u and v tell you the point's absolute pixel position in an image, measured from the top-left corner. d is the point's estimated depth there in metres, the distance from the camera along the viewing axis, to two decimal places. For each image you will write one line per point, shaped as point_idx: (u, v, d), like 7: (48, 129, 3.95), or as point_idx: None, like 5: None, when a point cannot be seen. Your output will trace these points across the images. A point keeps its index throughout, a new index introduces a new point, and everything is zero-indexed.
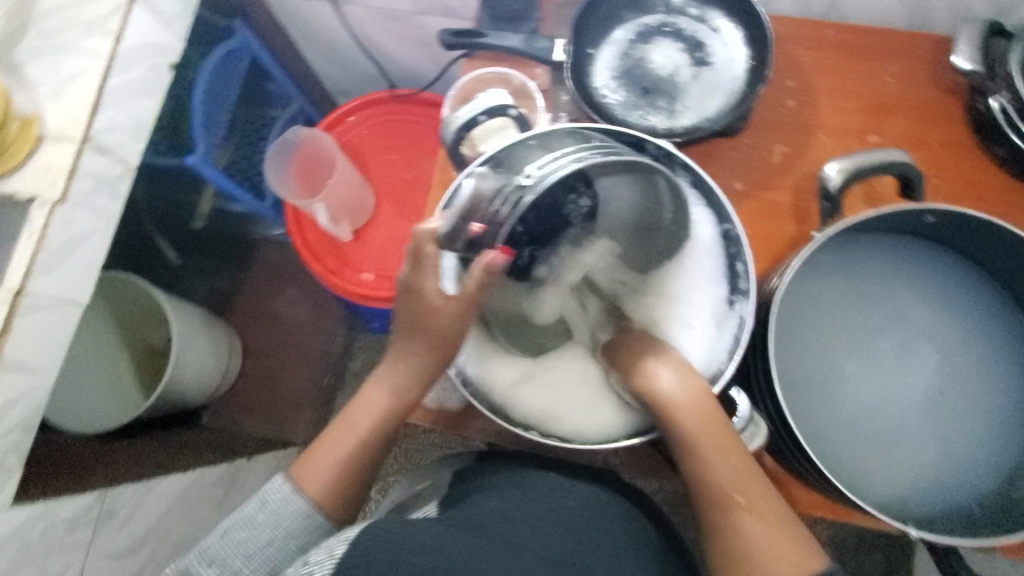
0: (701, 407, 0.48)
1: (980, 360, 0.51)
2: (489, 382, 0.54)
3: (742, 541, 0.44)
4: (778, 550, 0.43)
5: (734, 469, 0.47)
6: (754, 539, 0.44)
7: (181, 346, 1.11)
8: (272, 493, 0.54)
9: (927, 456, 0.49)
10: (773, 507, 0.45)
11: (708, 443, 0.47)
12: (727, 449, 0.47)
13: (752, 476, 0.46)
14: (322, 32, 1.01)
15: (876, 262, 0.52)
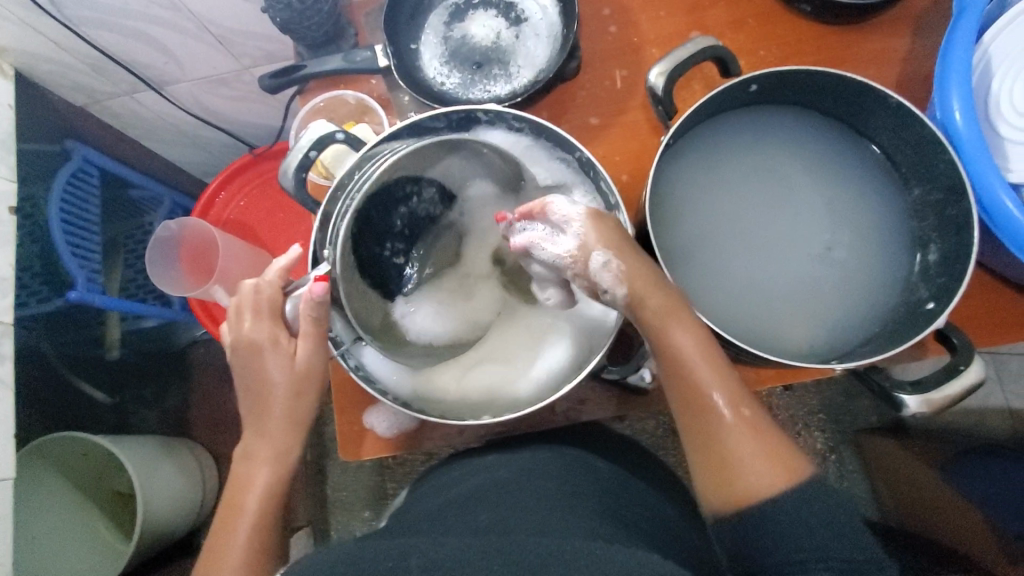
0: (678, 314, 0.44)
1: (844, 195, 0.55)
2: (436, 388, 0.54)
3: (725, 448, 0.43)
4: (752, 462, 0.42)
5: (716, 378, 0.44)
6: (731, 453, 0.43)
7: (147, 481, 1.06)
8: None
9: (833, 294, 0.53)
10: (752, 414, 0.44)
11: (691, 355, 0.44)
12: (709, 359, 0.44)
13: (731, 383, 0.44)
14: (161, 122, 0.98)
15: (727, 143, 0.55)
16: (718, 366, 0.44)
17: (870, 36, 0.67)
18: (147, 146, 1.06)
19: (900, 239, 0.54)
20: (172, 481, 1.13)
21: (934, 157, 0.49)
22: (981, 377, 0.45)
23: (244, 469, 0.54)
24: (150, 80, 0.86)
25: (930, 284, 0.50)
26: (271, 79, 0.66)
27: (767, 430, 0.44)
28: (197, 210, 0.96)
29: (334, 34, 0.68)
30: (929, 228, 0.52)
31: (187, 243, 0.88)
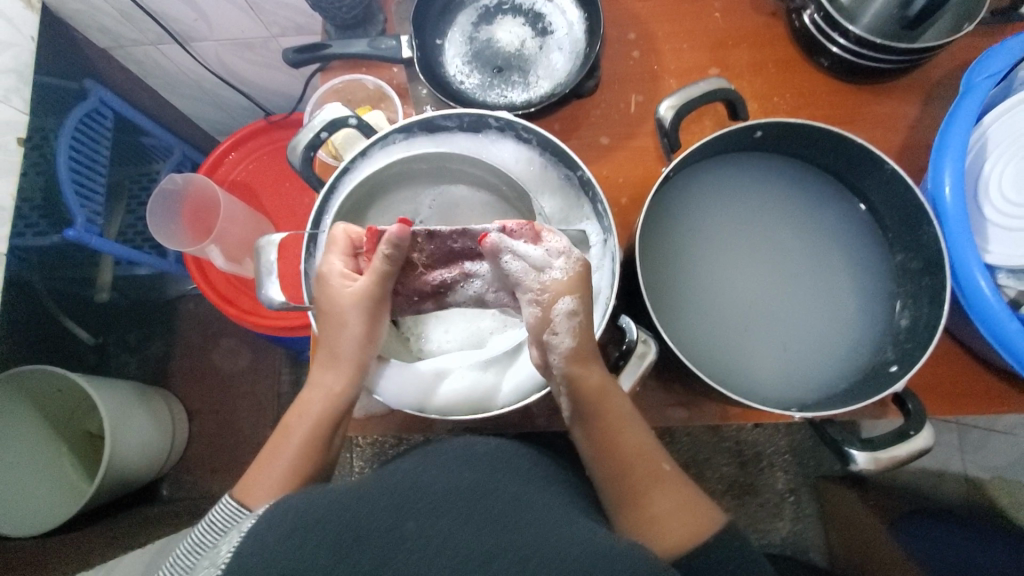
0: (598, 372, 0.47)
1: (831, 249, 0.57)
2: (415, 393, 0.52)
3: (654, 509, 0.45)
4: (680, 517, 0.44)
5: (633, 437, 0.48)
6: (658, 508, 0.45)
7: (119, 424, 1.08)
8: (218, 516, 0.45)
9: (801, 341, 0.55)
10: (670, 473, 0.47)
11: (606, 412, 0.48)
12: (625, 419, 0.48)
13: (648, 444, 0.48)
14: (182, 76, 0.98)
15: (726, 181, 0.56)
16: (640, 432, 0.49)
17: (883, 98, 0.68)
18: (165, 97, 1.07)
19: (878, 301, 0.55)
20: (141, 429, 1.14)
21: (919, 226, 0.51)
22: (929, 444, 0.46)
23: (313, 388, 0.50)
24: (177, 34, 0.86)
25: (897, 347, 0.52)
26: (294, 54, 0.66)
27: (684, 487, 0.47)
28: (205, 167, 0.97)
29: (362, 17, 0.69)
30: (906, 293, 0.54)
31: (194, 201, 0.90)
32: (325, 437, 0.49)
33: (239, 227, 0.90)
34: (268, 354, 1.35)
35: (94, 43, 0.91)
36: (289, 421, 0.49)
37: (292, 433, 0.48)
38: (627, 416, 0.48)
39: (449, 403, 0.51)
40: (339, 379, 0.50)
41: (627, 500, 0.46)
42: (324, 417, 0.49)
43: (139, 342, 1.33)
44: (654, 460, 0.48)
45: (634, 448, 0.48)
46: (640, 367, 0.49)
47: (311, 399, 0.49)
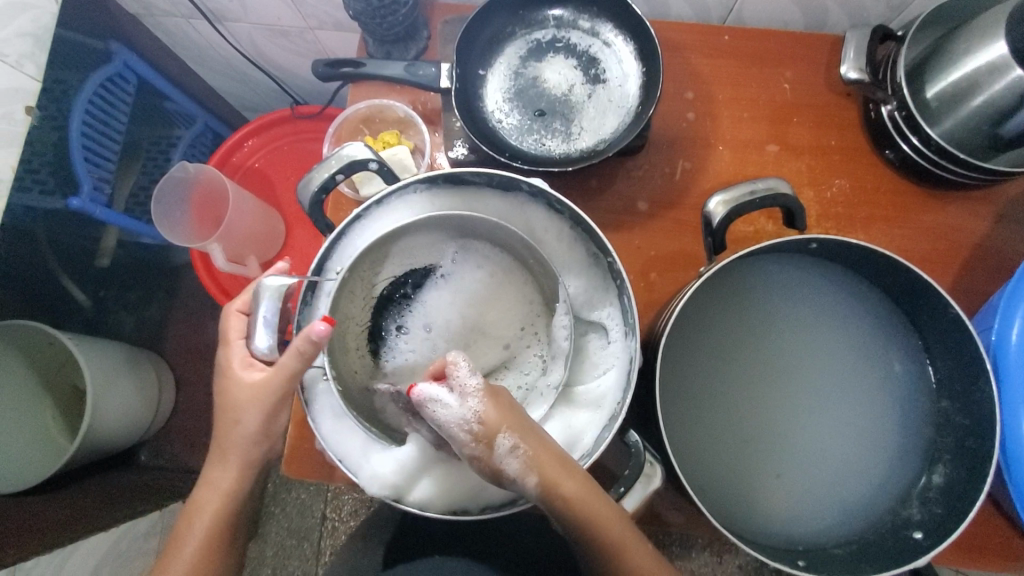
0: (588, 489, 0.41)
1: (868, 379, 0.52)
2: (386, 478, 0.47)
3: None
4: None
5: (640, 551, 0.43)
6: None
7: (103, 392, 1.05)
8: None
9: (819, 476, 0.50)
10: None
11: (603, 535, 0.42)
12: (625, 538, 0.42)
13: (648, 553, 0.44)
14: (212, 51, 0.94)
15: (768, 287, 0.51)
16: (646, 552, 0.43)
17: (952, 206, 0.62)
18: (193, 66, 1.02)
19: (910, 445, 0.51)
20: (124, 394, 1.11)
21: (974, 382, 0.45)
22: None
23: (204, 486, 0.50)
24: (208, 13, 0.82)
25: (925, 508, 0.47)
26: (324, 67, 0.60)
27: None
28: (221, 151, 0.92)
29: (404, 34, 0.64)
30: (944, 447, 0.49)
31: (203, 191, 0.86)
32: (227, 536, 0.50)
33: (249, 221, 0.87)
34: None
35: (124, 9, 0.86)
36: (188, 519, 0.49)
37: (187, 537, 0.49)
38: (631, 539, 0.42)
39: (428, 491, 0.47)
40: (232, 476, 0.50)
41: None
42: (226, 517, 0.50)
43: (139, 302, 1.29)
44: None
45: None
46: (643, 493, 0.45)
47: (209, 498, 0.49)
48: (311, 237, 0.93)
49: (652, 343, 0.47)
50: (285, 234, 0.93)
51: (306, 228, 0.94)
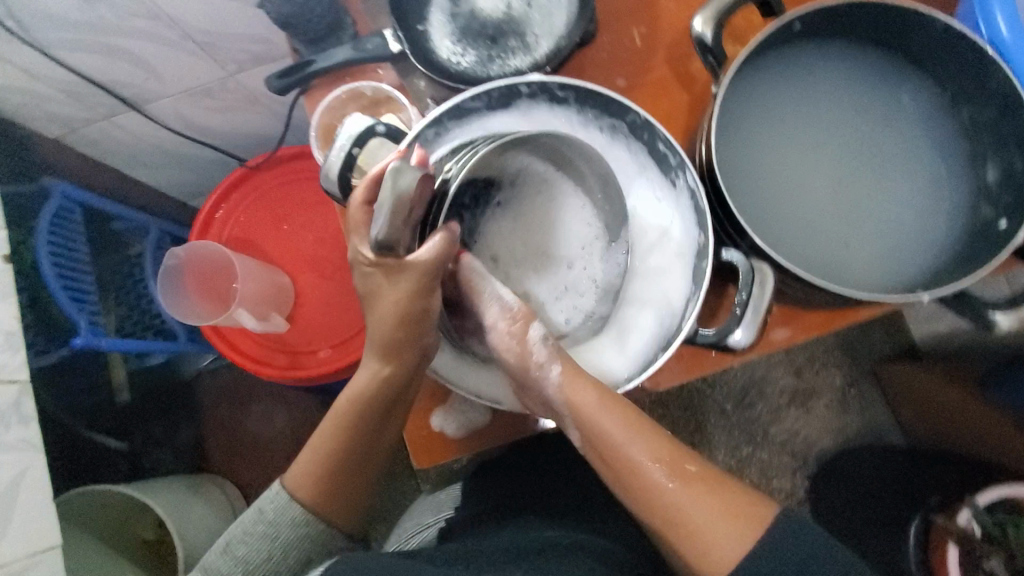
0: (597, 395, 0.45)
1: (894, 127, 0.55)
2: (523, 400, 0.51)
3: (690, 523, 0.42)
4: (699, 551, 0.42)
5: (655, 446, 0.45)
6: (698, 522, 0.42)
7: (183, 521, 1.01)
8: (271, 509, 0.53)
9: (891, 227, 0.53)
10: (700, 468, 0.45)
11: (622, 436, 0.45)
12: (639, 431, 0.45)
13: (672, 448, 0.46)
14: (142, 144, 0.91)
15: (773, 84, 0.53)
16: (650, 446, 0.45)
17: None
18: (128, 172, 0.98)
19: (954, 163, 0.53)
20: (206, 516, 1.08)
21: (985, 75, 0.48)
22: None
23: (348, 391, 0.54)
24: (129, 99, 0.79)
25: (996, 203, 0.50)
26: (279, 80, 0.62)
27: (698, 518, 0.42)
28: (196, 231, 0.90)
29: (333, 24, 0.63)
30: (985, 148, 0.51)
31: (198, 268, 0.86)
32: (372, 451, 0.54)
33: (255, 283, 0.85)
34: (305, 407, 1.28)
35: (42, 135, 0.83)
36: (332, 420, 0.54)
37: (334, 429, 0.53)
38: (632, 432, 0.45)
39: None
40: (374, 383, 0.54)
41: (667, 520, 0.43)
42: (340, 476, 0.53)
43: (167, 434, 1.25)
44: (662, 490, 0.43)
45: (630, 474, 0.44)
46: (763, 300, 0.45)
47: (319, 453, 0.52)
48: (319, 277, 0.92)
49: (707, 168, 0.48)
50: (292, 283, 0.92)
51: (310, 271, 0.92)
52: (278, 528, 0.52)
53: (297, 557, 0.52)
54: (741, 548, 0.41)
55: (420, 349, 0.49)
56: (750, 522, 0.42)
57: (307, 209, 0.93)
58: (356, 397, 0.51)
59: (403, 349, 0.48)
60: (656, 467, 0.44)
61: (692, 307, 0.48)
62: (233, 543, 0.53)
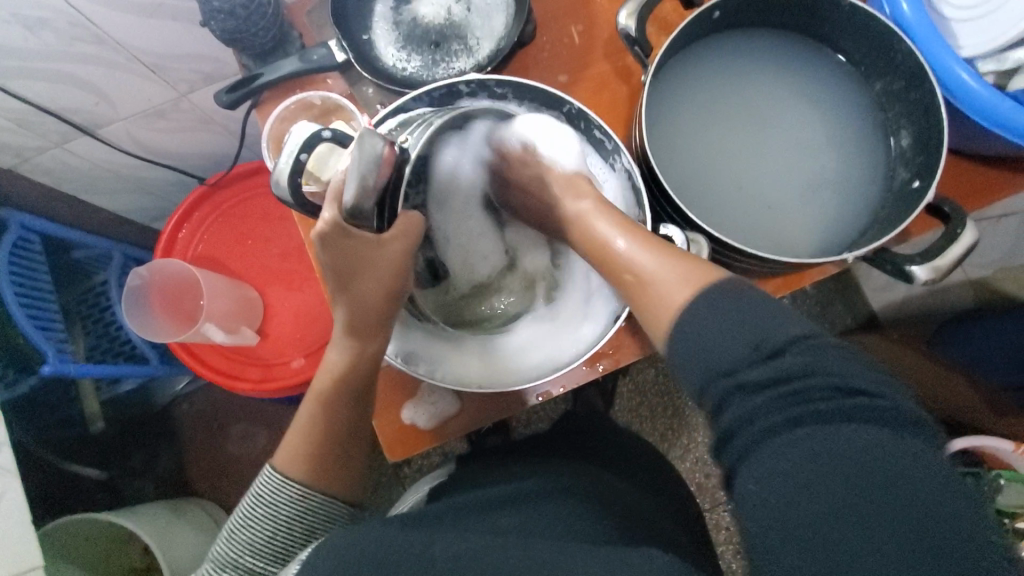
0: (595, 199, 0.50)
1: (815, 103, 0.58)
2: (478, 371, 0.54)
3: (660, 299, 0.41)
4: (652, 311, 0.42)
5: (632, 232, 0.46)
6: (661, 290, 0.41)
7: (165, 546, 0.99)
8: (264, 488, 0.51)
9: (819, 197, 0.56)
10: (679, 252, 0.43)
11: (602, 229, 0.48)
12: (617, 223, 0.47)
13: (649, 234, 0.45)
14: (98, 169, 0.91)
15: (698, 73, 0.57)
16: (615, 224, 0.47)
17: None
18: (87, 199, 0.98)
19: (871, 134, 0.58)
20: (195, 538, 1.07)
21: (891, 49, 0.52)
22: (974, 239, 0.48)
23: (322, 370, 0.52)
24: (81, 125, 0.80)
25: (910, 165, 0.54)
26: (226, 95, 0.64)
27: (654, 275, 0.42)
28: (160, 252, 0.90)
29: (278, 38, 0.65)
30: (897, 115, 0.55)
31: (164, 289, 0.86)
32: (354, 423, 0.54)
33: (222, 298, 0.86)
34: (284, 422, 1.27)
35: None
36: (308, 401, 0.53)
37: (316, 411, 0.52)
38: (624, 231, 0.46)
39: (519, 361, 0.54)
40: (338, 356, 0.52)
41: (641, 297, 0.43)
42: (331, 458, 0.52)
43: (146, 463, 1.25)
44: (610, 245, 0.46)
45: (600, 251, 0.47)
46: None
47: (305, 438, 0.51)
48: (285, 289, 0.93)
49: (641, 151, 0.51)
50: (261, 297, 0.92)
51: (276, 283, 0.94)
52: (276, 514, 0.49)
53: (302, 540, 0.50)
54: (689, 290, 0.40)
55: (385, 336, 0.52)
56: (700, 270, 0.41)
57: (270, 222, 0.94)
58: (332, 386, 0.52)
59: (374, 335, 0.51)
60: (620, 242, 0.45)
61: None
62: (229, 546, 0.50)
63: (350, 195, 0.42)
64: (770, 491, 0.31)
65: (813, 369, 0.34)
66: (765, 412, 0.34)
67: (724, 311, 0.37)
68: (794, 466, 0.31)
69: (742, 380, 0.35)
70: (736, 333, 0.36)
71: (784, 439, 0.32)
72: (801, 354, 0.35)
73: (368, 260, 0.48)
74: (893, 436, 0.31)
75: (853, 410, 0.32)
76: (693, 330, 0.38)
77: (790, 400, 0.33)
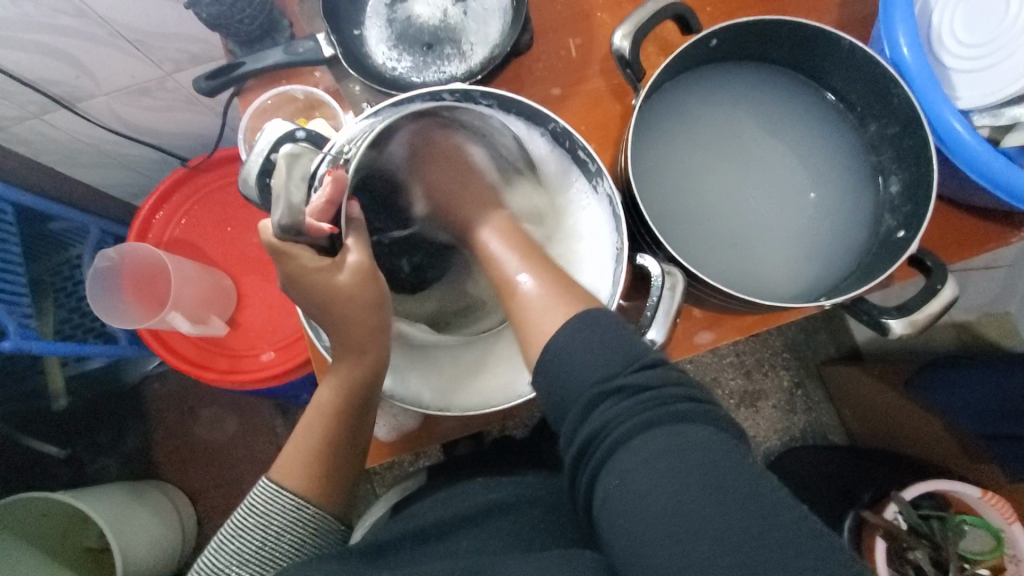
0: (504, 228, 0.49)
1: (805, 141, 0.57)
2: (434, 394, 0.51)
3: (523, 311, 0.43)
4: (528, 355, 0.42)
5: (531, 254, 0.47)
6: (531, 306, 0.43)
7: (118, 530, 0.96)
8: (258, 499, 0.47)
9: (803, 238, 0.56)
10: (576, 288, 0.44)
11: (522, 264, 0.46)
12: (536, 259, 0.46)
13: (551, 265, 0.46)
14: (77, 142, 0.88)
15: (691, 101, 0.56)
16: (509, 242, 0.48)
17: None
18: (65, 171, 0.95)
19: (862, 176, 0.56)
20: (144, 525, 1.03)
21: (888, 94, 0.51)
22: (956, 294, 0.47)
23: (311, 406, 0.50)
24: (60, 97, 0.77)
25: (897, 214, 0.53)
26: (206, 81, 0.62)
27: (538, 298, 0.43)
28: (133, 233, 0.88)
29: (266, 26, 0.63)
30: (889, 160, 0.54)
31: (131, 273, 0.85)
32: (349, 447, 0.50)
33: (194, 286, 0.84)
34: (255, 410, 1.25)
35: None
36: (303, 421, 0.50)
37: (311, 427, 0.49)
38: (518, 251, 0.47)
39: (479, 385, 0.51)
40: (329, 390, 0.49)
41: (525, 340, 0.43)
42: (326, 470, 0.49)
43: (112, 441, 1.22)
44: (514, 284, 0.45)
45: (507, 291, 0.45)
46: (673, 302, 0.47)
47: (302, 451, 0.49)
48: (261, 281, 0.91)
49: (625, 178, 0.49)
50: (235, 287, 0.90)
51: (252, 273, 0.92)
52: (268, 523, 0.46)
53: (290, 557, 0.46)
54: (559, 321, 0.41)
55: (381, 357, 0.48)
56: (577, 300, 0.42)
57: (251, 211, 0.91)
58: (329, 402, 0.49)
59: (364, 359, 0.48)
60: (513, 269, 0.46)
61: (607, 312, 0.49)
62: (216, 555, 0.46)
63: (280, 220, 0.39)
64: (632, 487, 0.33)
65: (669, 381, 0.37)
66: (623, 420, 0.36)
67: (598, 334, 0.39)
68: (647, 464, 0.33)
69: (618, 385, 0.36)
70: (610, 351, 0.38)
71: (639, 446, 0.34)
72: (655, 373, 0.37)
73: (336, 289, 0.44)
74: (706, 433, 0.34)
75: (687, 414, 0.35)
76: (569, 345, 0.39)
77: (648, 409, 0.35)
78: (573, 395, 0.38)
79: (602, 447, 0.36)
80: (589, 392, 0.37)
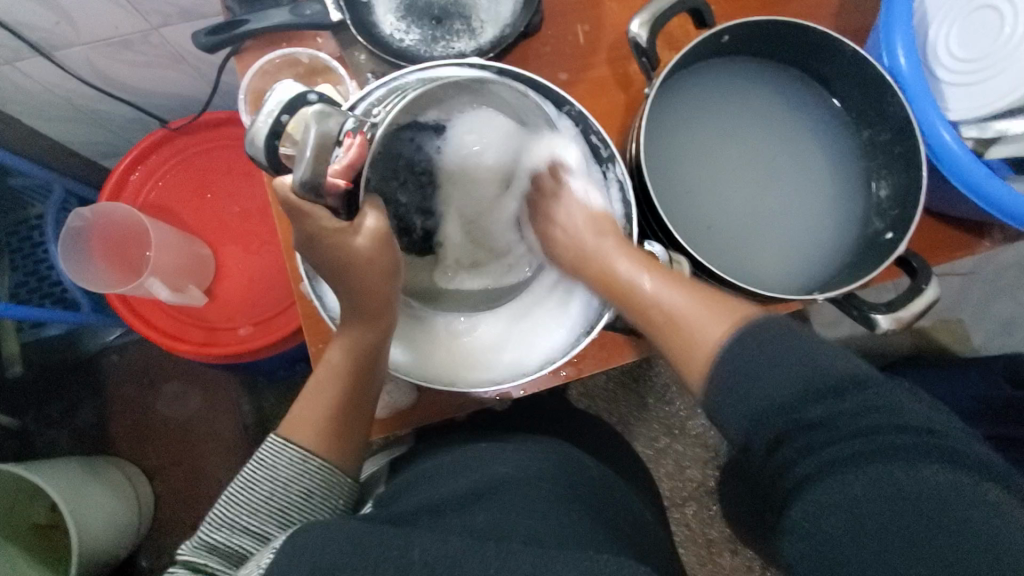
0: (616, 261, 0.50)
1: (804, 141, 0.60)
2: (436, 365, 0.51)
3: (669, 312, 0.46)
4: (688, 356, 0.44)
5: (634, 255, 0.49)
6: (668, 306, 0.46)
7: (74, 504, 0.92)
8: (267, 455, 0.47)
9: (795, 233, 0.58)
10: (726, 297, 0.45)
11: (649, 274, 0.48)
12: (667, 276, 0.47)
13: (678, 272, 0.48)
14: (47, 94, 0.83)
15: (699, 95, 0.57)
16: (639, 261, 0.49)
17: None
18: (30, 124, 0.89)
19: (855, 179, 0.59)
20: (99, 503, 0.99)
21: (883, 102, 0.53)
22: (937, 295, 0.50)
23: (320, 366, 0.49)
24: (34, 43, 0.72)
25: (884, 216, 0.56)
26: (204, 36, 0.59)
27: (681, 311, 0.45)
28: (107, 191, 0.83)
29: None
30: (879, 165, 0.57)
31: (106, 234, 0.81)
32: (355, 413, 0.50)
33: (171, 252, 0.81)
34: (221, 387, 1.20)
35: None
36: (312, 381, 0.50)
37: (322, 387, 0.49)
38: (647, 268, 0.48)
39: (483, 359, 0.52)
40: (340, 351, 0.49)
41: (673, 331, 0.45)
42: (338, 433, 0.49)
43: (64, 414, 1.17)
44: (637, 283, 0.48)
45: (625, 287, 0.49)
46: (679, 288, 0.48)
47: (313, 411, 0.49)
48: (241, 251, 0.88)
49: (636, 164, 0.50)
50: (213, 256, 0.87)
51: (232, 243, 0.88)
52: (276, 475, 0.46)
53: (300, 508, 0.46)
54: (721, 335, 0.42)
55: (389, 324, 0.48)
56: (732, 315, 0.43)
57: (235, 178, 0.88)
58: (338, 365, 0.49)
59: (375, 322, 0.48)
60: (675, 300, 0.46)
61: (613, 292, 0.50)
62: (226, 507, 0.46)
63: (301, 180, 0.39)
64: (834, 525, 0.33)
65: (895, 413, 0.35)
66: (828, 440, 0.35)
67: (768, 353, 0.39)
68: (857, 494, 0.33)
69: (808, 417, 0.36)
70: (803, 366, 0.38)
71: (845, 473, 0.34)
72: (883, 394, 0.36)
73: (354, 254, 0.44)
74: (950, 477, 0.33)
75: (942, 450, 0.34)
76: (731, 362, 0.41)
77: (850, 442, 0.35)
78: (766, 406, 0.38)
79: (808, 469, 0.35)
80: (783, 401, 0.37)
